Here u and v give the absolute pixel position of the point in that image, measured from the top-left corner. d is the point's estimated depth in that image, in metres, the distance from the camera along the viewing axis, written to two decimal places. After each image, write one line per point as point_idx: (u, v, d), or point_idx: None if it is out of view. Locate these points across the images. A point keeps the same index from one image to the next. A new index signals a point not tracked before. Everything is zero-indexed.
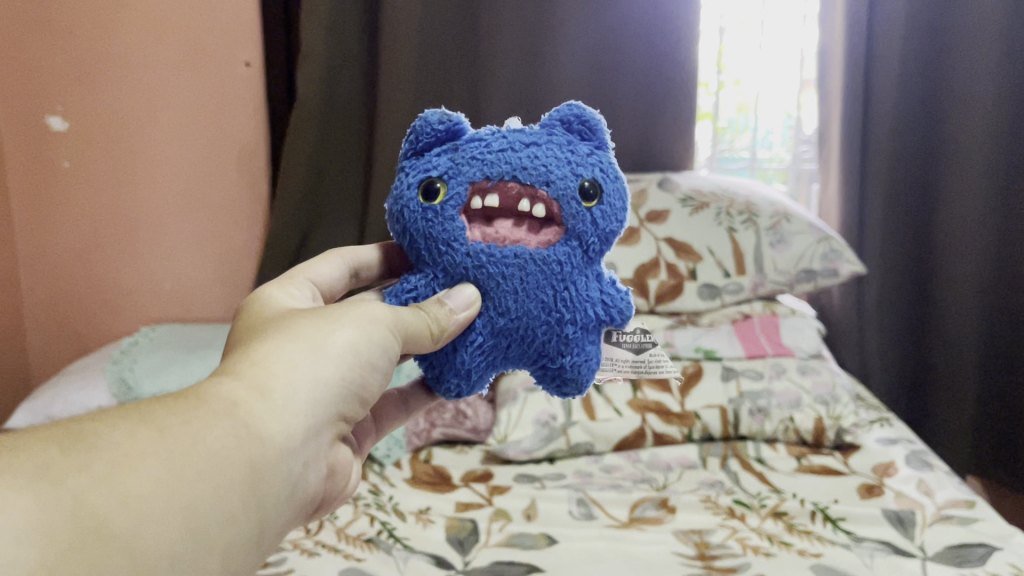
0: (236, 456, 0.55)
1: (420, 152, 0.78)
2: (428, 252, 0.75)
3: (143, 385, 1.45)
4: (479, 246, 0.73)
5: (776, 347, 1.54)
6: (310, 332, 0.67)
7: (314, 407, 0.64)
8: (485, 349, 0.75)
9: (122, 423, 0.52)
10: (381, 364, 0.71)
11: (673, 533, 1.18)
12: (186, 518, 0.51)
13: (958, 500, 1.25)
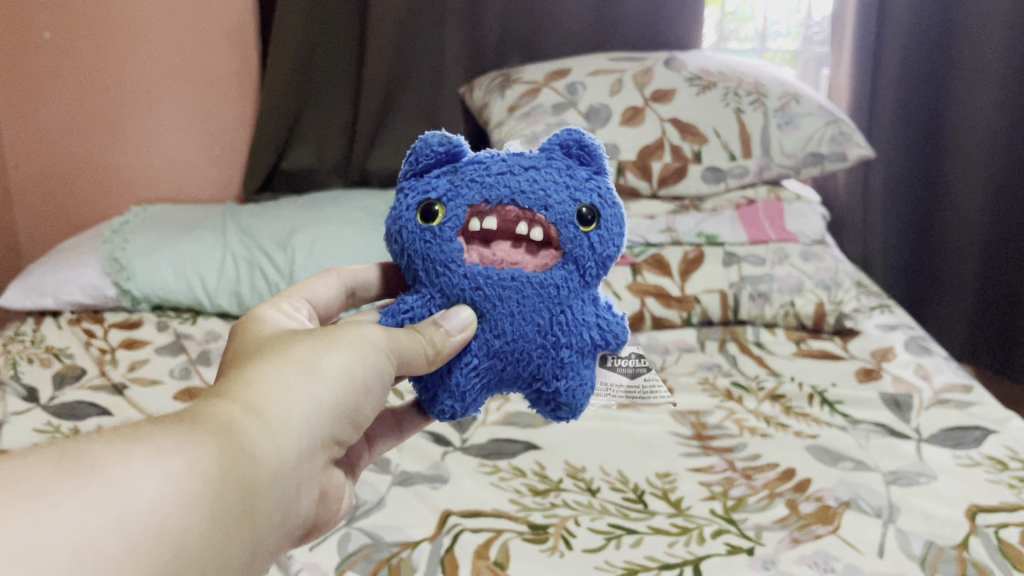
0: (229, 477, 0.50)
1: (418, 174, 0.71)
2: (423, 274, 0.68)
3: (138, 266, 1.43)
4: (475, 267, 0.66)
5: (779, 232, 1.51)
6: (307, 353, 0.59)
7: (309, 429, 0.57)
8: (480, 371, 0.67)
9: (112, 441, 0.46)
10: (375, 389, 0.63)
11: (670, 413, 1.19)
12: (181, 560, 0.46)
13: (955, 384, 1.25)
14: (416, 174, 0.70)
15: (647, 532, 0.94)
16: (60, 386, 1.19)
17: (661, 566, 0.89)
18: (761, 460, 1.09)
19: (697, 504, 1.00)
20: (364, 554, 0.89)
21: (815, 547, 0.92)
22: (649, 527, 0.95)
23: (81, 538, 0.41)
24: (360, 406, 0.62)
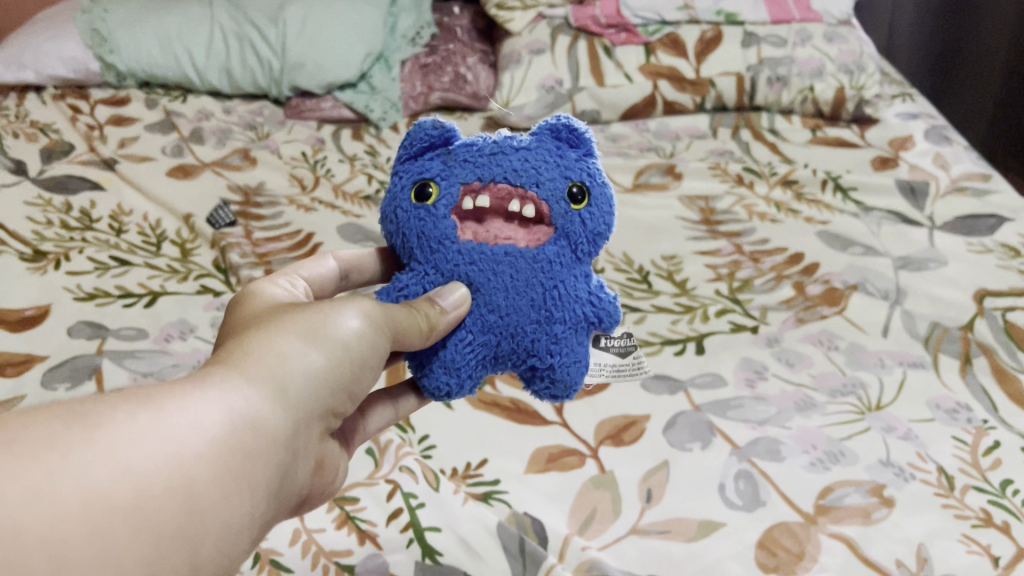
0: (246, 444, 0.39)
1: (411, 159, 0.57)
2: (412, 252, 0.55)
3: (120, 39, 1.35)
4: (469, 244, 0.54)
5: (803, 12, 1.41)
6: (307, 317, 0.47)
7: (320, 402, 0.46)
8: (473, 348, 0.54)
9: (113, 397, 0.36)
10: (378, 363, 0.50)
11: (679, 198, 1.15)
12: (189, 552, 0.35)
13: (973, 173, 1.21)
14: (409, 160, 0.57)
15: (650, 311, 0.94)
16: (48, 161, 1.14)
17: (662, 343, 0.90)
18: (770, 245, 1.07)
19: (703, 285, 0.99)
20: None
21: (820, 327, 0.92)
22: (652, 307, 0.95)
23: (93, 503, 0.32)
24: (367, 383, 0.50)
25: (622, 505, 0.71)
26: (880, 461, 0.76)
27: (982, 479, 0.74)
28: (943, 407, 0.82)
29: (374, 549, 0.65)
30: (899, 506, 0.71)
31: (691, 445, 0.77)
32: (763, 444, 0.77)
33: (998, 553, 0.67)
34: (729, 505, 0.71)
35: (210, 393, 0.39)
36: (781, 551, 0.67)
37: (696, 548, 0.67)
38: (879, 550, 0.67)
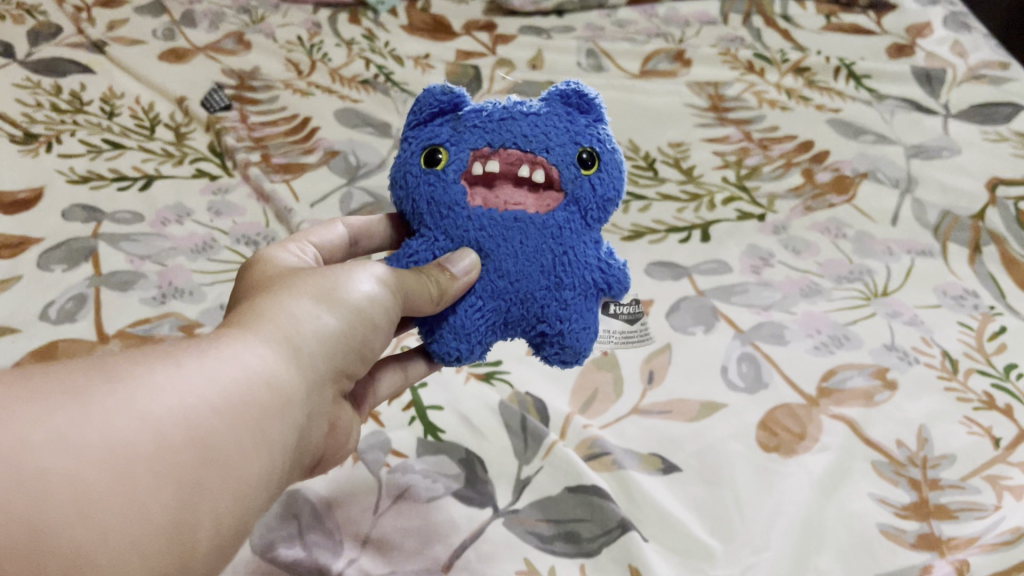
0: (262, 401, 0.39)
1: (421, 124, 0.54)
2: (422, 218, 0.53)
3: None
4: (478, 211, 0.52)
5: None
6: (317, 283, 0.47)
7: (331, 364, 0.45)
8: (483, 314, 0.52)
9: (134, 354, 0.36)
10: (387, 327, 0.50)
11: (687, 85, 1.12)
12: (212, 506, 0.35)
13: (992, 61, 1.17)
14: (419, 126, 0.54)
15: (655, 199, 0.92)
16: (35, 43, 1.10)
17: (667, 230, 0.88)
18: (779, 133, 1.04)
19: (710, 173, 0.97)
20: (368, 212, 0.88)
21: (829, 216, 0.91)
22: (657, 195, 0.93)
23: (116, 449, 0.32)
24: (376, 345, 0.50)
25: (624, 386, 0.71)
26: (884, 346, 0.75)
27: (986, 363, 0.74)
28: (950, 294, 0.81)
29: (376, 427, 0.65)
30: (902, 389, 0.71)
31: (695, 330, 0.76)
32: (767, 329, 0.77)
33: (999, 435, 0.67)
34: (731, 388, 0.71)
35: (224, 350, 0.39)
36: (782, 430, 0.67)
37: (697, 427, 0.67)
38: (881, 430, 0.67)
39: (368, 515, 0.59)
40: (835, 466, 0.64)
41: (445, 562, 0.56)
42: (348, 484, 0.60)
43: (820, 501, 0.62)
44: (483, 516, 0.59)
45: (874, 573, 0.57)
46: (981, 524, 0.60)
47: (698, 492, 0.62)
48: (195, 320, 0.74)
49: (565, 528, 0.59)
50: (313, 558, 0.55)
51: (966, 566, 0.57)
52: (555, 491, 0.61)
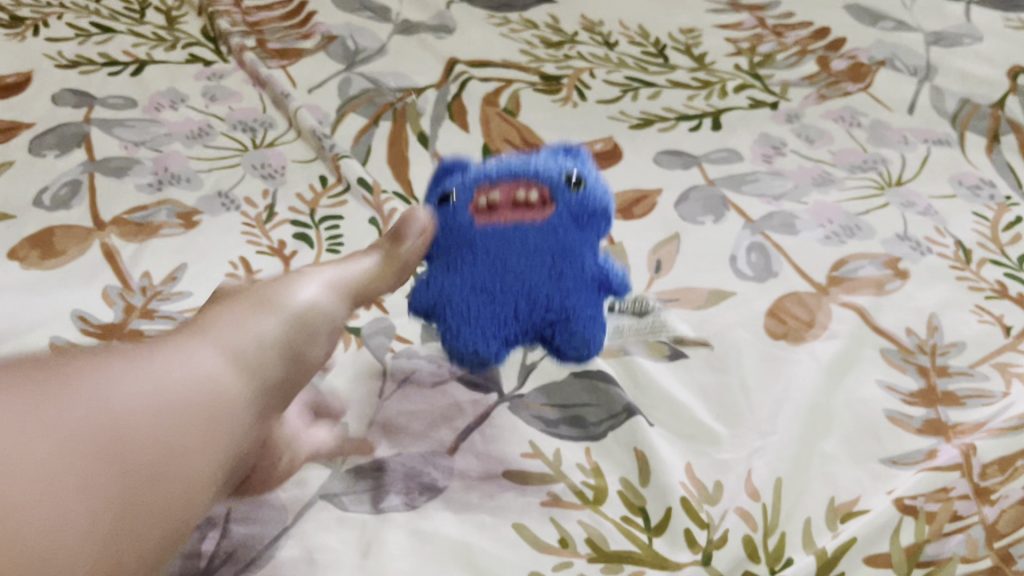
0: (201, 394, 0.41)
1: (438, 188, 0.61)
2: (436, 245, 0.58)
3: None
4: (485, 225, 0.57)
5: None
6: (263, 292, 0.49)
7: (273, 362, 0.46)
8: (488, 290, 0.55)
9: (82, 360, 0.39)
10: (321, 351, 0.52)
11: None
12: (160, 489, 0.37)
13: None
14: (434, 187, 0.61)
15: (665, 86, 0.89)
16: None
17: (677, 118, 0.85)
18: (794, 20, 1.00)
19: (722, 60, 0.93)
20: (367, 98, 0.85)
21: (843, 104, 0.88)
22: (667, 82, 0.90)
23: (59, 442, 0.34)
24: (320, 355, 0.52)
25: (631, 275, 0.69)
26: (897, 236, 0.74)
27: (1000, 253, 0.72)
28: (965, 184, 0.80)
29: (380, 314, 0.64)
30: (913, 278, 0.70)
31: (704, 219, 0.75)
32: (778, 218, 0.75)
33: (1011, 323, 0.66)
34: (740, 277, 0.69)
35: (161, 354, 0.41)
36: (791, 319, 0.66)
37: (705, 315, 0.66)
38: (891, 319, 0.66)
39: (373, 399, 0.58)
40: (844, 353, 0.63)
41: (451, 445, 0.56)
42: (352, 369, 0.60)
43: (827, 388, 0.61)
44: (488, 401, 0.59)
45: (880, 458, 0.57)
46: (989, 410, 0.60)
47: (705, 379, 0.62)
48: (192, 207, 0.72)
49: (570, 413, 0.58)
50: (318, 440, 0.55)
51: (973, 450, 0.56)
52: (560, 377, 0.61)
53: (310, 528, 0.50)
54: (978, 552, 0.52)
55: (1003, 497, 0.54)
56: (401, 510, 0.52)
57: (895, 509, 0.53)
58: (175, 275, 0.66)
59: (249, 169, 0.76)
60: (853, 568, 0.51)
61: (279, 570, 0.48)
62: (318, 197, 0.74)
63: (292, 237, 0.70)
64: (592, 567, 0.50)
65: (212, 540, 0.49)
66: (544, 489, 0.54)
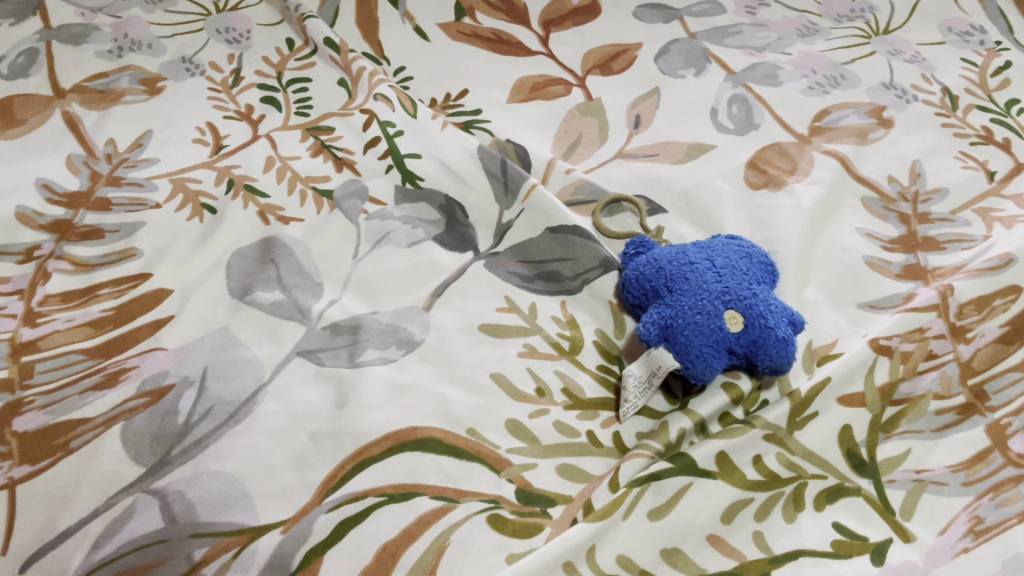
0: (54, 409, 0.48)
1: (731, 255, 0.53)
2: (767, 341, 0.49)
3: None
4: (781, 319, 0.50)
5: None
6: (151, 295, 0.55)
7: (165, 341, 0.52)
8: (758, 350, 0.50)
9: (14, 417, 0.48)
10: (265, 297, 0.55)
11: None
12: (56, 486, 0.45)
13: None
14: (736, 261, 0.53)
15: None
16: None
17: None
18: None
19: None
20: None
21: None
22: None
23: None
24: (235, 282, 0.56)
25: (609, 131, 0.68)
26: (882, 85, 0.72)
27: (987, 99, 0.71)
28: (955, 31, 0.78)
29: (352, 177, 0.63)
30: (898, 127, 0.69)
31: (685, 73, 0.73)
32: (761, 69, 0.73)
33: (995, 169, 0.66)
34: (721, 130, 0.68)
35: (79, 393, 0.49)
36: (772, 169, 0.65)
37: (685, 168, 0.65)
38: (873, 167, 0.66)
39: (348, 260, 0.57)
40: (826, 200, 0.63)
41: (427, 301, 0.56)
42: (326, 230, 0.59)
43: (810, 236, 0.60)
44: (465, 258, 0.58)
45: (858, 303, 0.57)
46: (969, 253, 0.59)
47: (685, 231, 0.61)
48: (156, 73, 0.70)
49: (545, 269, 0.58)
50: (293, 300, 0.55)
51: (950, 291, 0.56)
52: (535, 234, 0.60)
53: (288, 384, 0.51)
54: (952, 389, 0.52)
55: (979, 336, 0.55)
56: (378, 364, 0.52)
57: (869, 350, 0.53)
58: (141, 141, 0.64)
59: (213, 34, 0.74)
60: (826, 408, 0.51)
61: (259, 423, 0.49)
62: (286, 60, 0.72)
63: (259, 101, 0.68)
64: (568, 415, 0.51)
65: (190, 399, 0.49)
66: (521, 341, 0.54)
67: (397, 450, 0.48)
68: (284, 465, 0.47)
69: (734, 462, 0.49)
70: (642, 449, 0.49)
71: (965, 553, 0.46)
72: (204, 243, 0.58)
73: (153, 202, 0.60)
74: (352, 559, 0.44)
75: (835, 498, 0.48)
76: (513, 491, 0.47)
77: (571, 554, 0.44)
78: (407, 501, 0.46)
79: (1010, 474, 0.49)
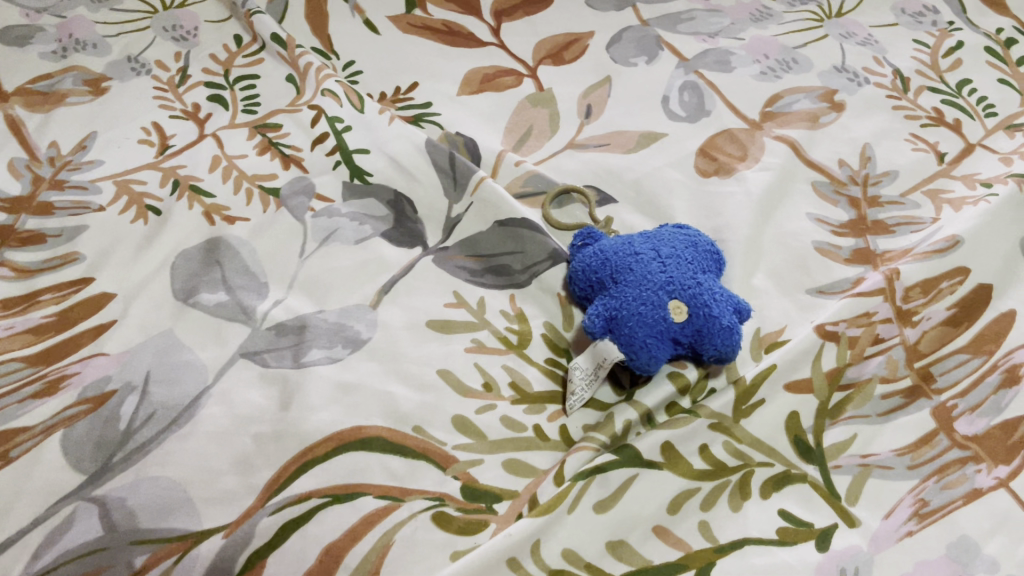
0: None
1: (677, 245, 0.53)
2: (710, 330, 0.49)
3: None
4: (726, 307, 0.50)
5: None
6: (93, 300, 0.54)
7: (107, 345, 0.52)
8: (702, 339, 0.49)
9: None
10: (209, 299, 0.54)
11: None
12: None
13: None
14: (682, 250, 0.53)
15: None
16: None
17: None
18: None
19: None
20: None
21: None
22: None
23: None
24: (179, 285, 0.55)
25: (560, 121, 0.68)
26: (834, 68, 0.72)
27: (938, 80, 0.72)
28: (908, 12, 0.79)
29: (299, 174, 0.62)
30: (849, 110, 0.69)
31: (637, 61, 0.73)
32: (712, 56, 0.73)
33: (945, 150, 0.66)
34: (672, 118, 0.68)
35: (17, 402, 0.49)
36: (722, 156, 0.65)
37: (636, 157, 0.64)
38: (823, 151, 0.66)
39: (294, 259, 0.57)
40: (776, 185, 0.63)
41: (375, 299, 0.55)
42: (272, 229, 0.58)
43: (759, 223, 0.60)
44: (413, 254, 0.58)
45: (807, 289, 0.57)
46: (918, 236, 0.59)
47: (635, 221, 0.60)
48: (101, 74, 0.69)
49: (494, 263, 0.58)
50: (238, 301, 0.54)
51: (897, 274, 0.56)
52: (484, 228, 0.60)
53: (232, 386, 0.50)
54: (898, 372, 0.53)
55: (926, 319, 0.55)
56: (323, 364, 0.51)
57: (816, 336, 0.53)
58: (85, 143, 0.63)
59: (159, 32, 0.73)
60: (773, 395, 0.51)
61: (201, 426, 0.48)
62: (233, 57, 0.71)
63: (206, 99, 0.68)
64: (515, 409, 0.51)
65: (132, 404, 0.49)
66: (468, 337, 0.54)
67: (341, 450, 0.48)
68: (226, 469, 0.47)
69: (680, 452, 0.49)
70: (588, 441, 0.49)
71: (910, 536, 0.46)
72: (148, 246, 0.57)
73: (96, 204, 0.59)
74: (296, 561, 0.44)
75: (781, 485, 0.48)
76: (458, 487, 0.47)
77: (515, 550, 0.44)
78: (351, 501, 0.46)
79: (955, 456, 0.49)
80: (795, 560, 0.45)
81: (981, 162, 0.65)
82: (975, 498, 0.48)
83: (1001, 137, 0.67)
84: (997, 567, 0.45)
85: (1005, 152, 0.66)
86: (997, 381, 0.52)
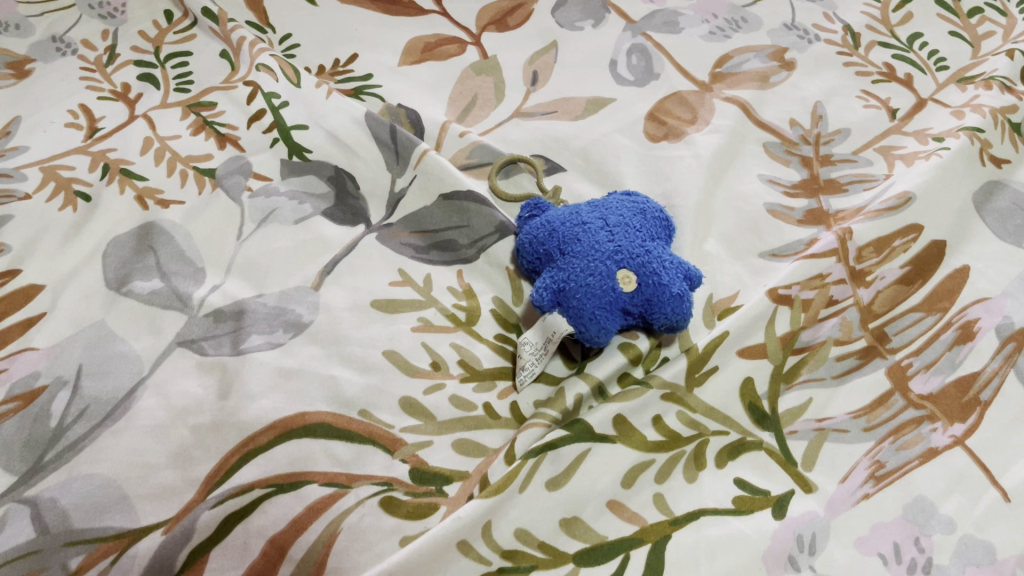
0: None
1: (626, 212, 0.51)
2: (658, 300, 0.48)
3: None
4: (674, 275, 0.49)
5: None
6: (18, 293, 0.51)
7: (34, 339, 0.49)
8: (650, 308, 0.48)
9: None
10: (142, 287, 0.52)
11: None
12: None
13: None
14: (630, 218, 0.51)
15: None
16: None
17: None
18: None
19: None
20: None
21: None
22: None
23: None
24: (109, 273, 0.53)
25: (505, 90, 0.66)
26: (784, 26, 0.71)
27: (889, 35, 0.71)
28: None
29: (235, 153, 0.60)
30: (800, 68, 0.68)
31: (582, 25, 0.71)
32: (660, 17, 0.72)
33: (897, 106, 0.65)
34: (620, 82, 0.66)
35: None
36: (671, 120, 0.63)
37: (583, 124, 0.63)
38: (774, 112, 0.65)
39: (232, 242, 0.55)
40: (726, 148, 0.61)
41: (317, 280, 0.53)
42: (208, 212, 0.56)
43: (709, 187, 0.59)
44: (356, 233, 0.56)
45: (759, 252, 0.56)
46: (871, 194, 0.58)
47: (583, 190, 0.59)
48: (24, 56, 0.66)
49: (439, 238, 0.56)
50: (172, 288, 0.52)
51: (850, 234, 0.55)
52: (428, 202, 0.58)
53: (169, 376, 0.48)
54: (852, 334, 0.52)
55: (879, 279, 0.54)
56: (264, 350, 0.50)
57: (769, 301, 0.52)
58: (9, 128, 0.60)
59: (85, 9, 0.70)
60: (726, 361, 0.50)
61: (136, 420, 0.46)
62: (164, 34, 0.69)
63: (136, 78, 0.65)
64: (464, 388, 0.49)
65: (63, 400, 0.46)
66: (415, 315, 0.52)
67: (284, 438, 0.46)
68: (164, 463, 0.45)
69: (632, 424, 0.48)
70: (538, 418, 0.47)
71: (866, 499, 0.45)
72: (77, 234, 0.55)
73: (21, 193, 0.56)
74: (240, 555, 0.42)
75: (736, 454, 0.47)
76: (407, 471, 0.46)
77: (465, 533, 0.42)
78: (296, 490, 0.44)
79: (910, 416, 0.49)
80: (751, 529, 0.44)
81: (933, 117, 0.64)
82: (931, 458, 0.47)
83: (953, 90, 0.66)
84: (953, 526, 0.44)
85: (957, 105, 0.65)
86: (951, 339, 0.52)
